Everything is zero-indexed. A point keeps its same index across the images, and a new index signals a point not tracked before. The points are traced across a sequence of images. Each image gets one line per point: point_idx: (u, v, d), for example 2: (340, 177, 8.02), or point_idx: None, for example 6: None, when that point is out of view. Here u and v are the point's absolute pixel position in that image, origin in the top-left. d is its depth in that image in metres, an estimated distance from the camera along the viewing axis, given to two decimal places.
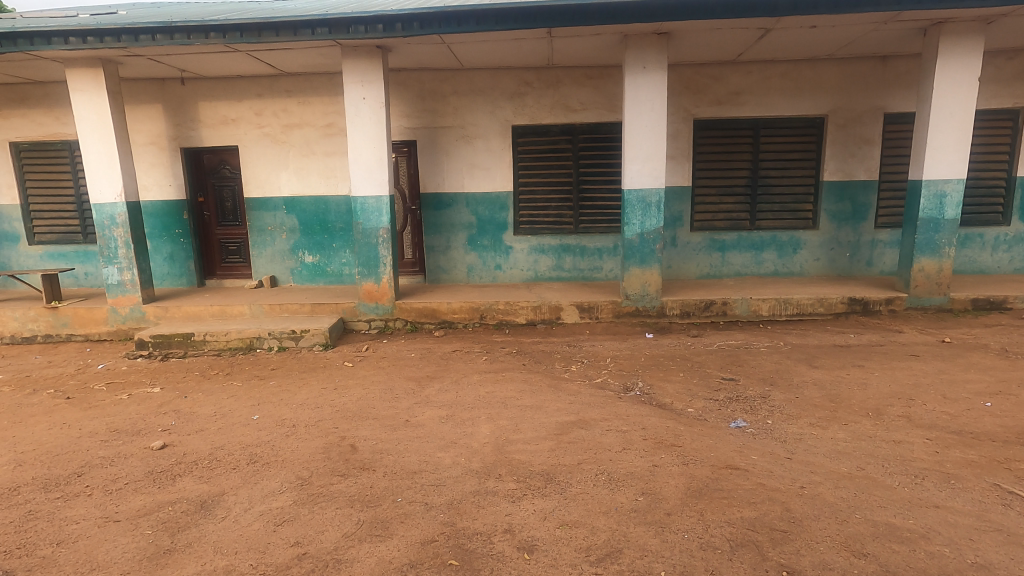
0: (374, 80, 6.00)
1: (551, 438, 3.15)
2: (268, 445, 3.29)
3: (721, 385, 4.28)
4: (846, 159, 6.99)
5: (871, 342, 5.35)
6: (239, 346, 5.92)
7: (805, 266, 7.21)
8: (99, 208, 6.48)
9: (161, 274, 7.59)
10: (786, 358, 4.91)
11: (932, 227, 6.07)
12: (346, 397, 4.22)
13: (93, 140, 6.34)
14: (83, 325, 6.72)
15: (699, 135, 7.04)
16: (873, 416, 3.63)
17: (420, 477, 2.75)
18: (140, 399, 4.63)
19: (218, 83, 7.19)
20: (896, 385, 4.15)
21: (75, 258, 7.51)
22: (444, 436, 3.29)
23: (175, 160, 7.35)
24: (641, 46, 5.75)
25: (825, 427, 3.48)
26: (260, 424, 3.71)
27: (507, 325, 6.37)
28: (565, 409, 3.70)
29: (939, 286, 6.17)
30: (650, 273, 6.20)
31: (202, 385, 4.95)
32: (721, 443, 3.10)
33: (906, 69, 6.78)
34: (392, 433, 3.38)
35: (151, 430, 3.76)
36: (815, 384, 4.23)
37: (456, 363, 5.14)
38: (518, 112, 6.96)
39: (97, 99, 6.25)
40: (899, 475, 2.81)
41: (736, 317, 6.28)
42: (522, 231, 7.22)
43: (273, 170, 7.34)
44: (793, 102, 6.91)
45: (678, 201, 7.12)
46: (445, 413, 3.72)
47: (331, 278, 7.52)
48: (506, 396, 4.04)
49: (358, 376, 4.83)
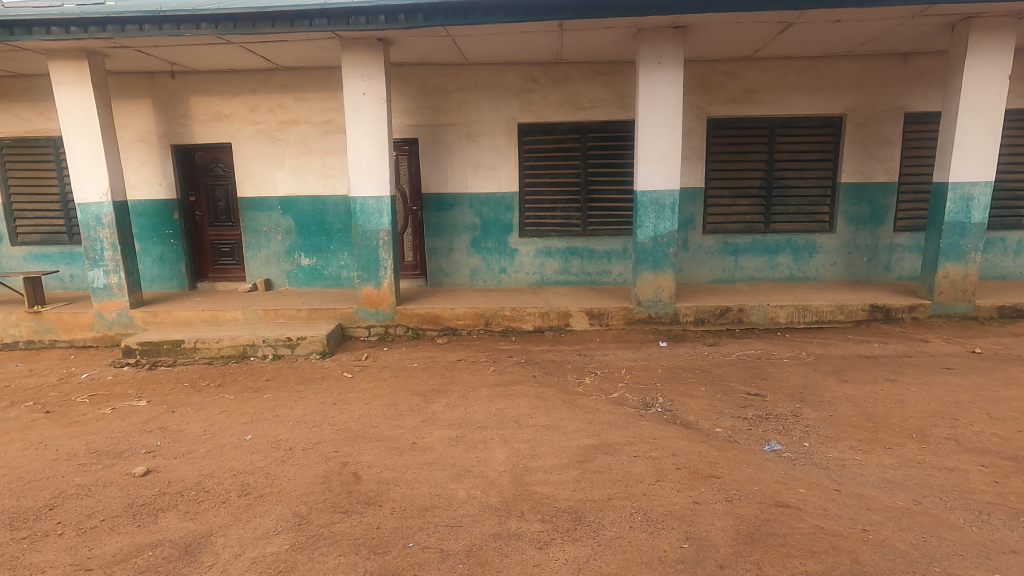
0: (375, 74, 5.70)
1: (574, 467, 2.87)
2: (261, 473, 2.99)
3: (748, 402, 3.99)
4: (865, 160, 6.73)
5: (898, 352, 5.09)
6: (232, 354, 5.66)
7: (821, 271, 6.95)
8: (84, 208, 6.15)
9: (151, 276, 7.28)
10: (813, 371, 4.63)
11: (957, 231, 5.81)
12: (346, 415, 3.92)
13: (77, 136, 6.01)
14: (67, 331, 6.39)
15: (713, 134, 6.77)
16: (919, 439, 3.35)
17: (432, 515, 2.46)
18: (126, 414, 4.36)
19: (211, 77, 6.87)
20: (936, 402, 3.88)
21: (60, 259, 7.18)
22: (456, 463, 3.01)
23: (165, 157, 7.03)
24: (656, 40, 5.45)
25: (869, 452, 3.20)
26: (253, 446, 3.42)
27: (514, 332, 6.08)
28: (585, 431, 3.41)
29: (964, 293, 5.91)
30: (663, 278, 5.91)
31: (193, 398, 4.68)
32: (763, 472, 2.82)
33: (928, 66, 6.53)
34: (398, 459, 3.09)
35: (134, 453, 3.47)
36: (848, 401, 3.95)
37: (463, 374, 4.85)
38: (524, 110, 6.66)
39: (80, 93, 5.92)
40: (962, 512, 2.55)
41: (753, 324, 6.01)
42: (528, 233, 6.93)
43: (268, 169, 7.02)
44: (810, 100, 6.63)
45: (690, 203, 6.86)
46: (455, 435, 3.43)
47: (329, 281, 7.22)
48: (520, 414, 3.75)
49: (358, 390, 4.55)
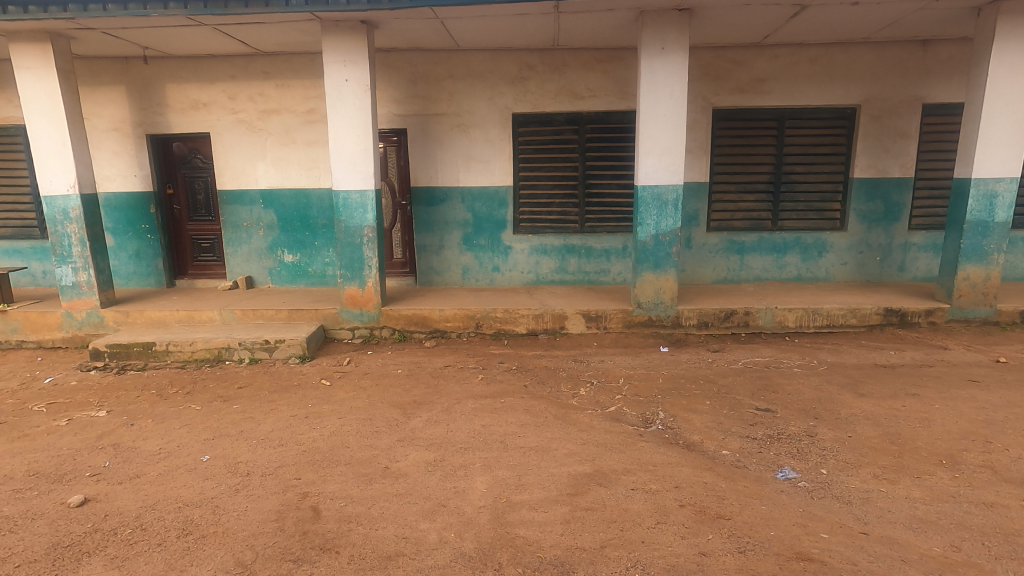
0: (358, 59, 5.31)
1: (564, 503, 2.53)
2: (210, 505, 2.64)
3: (758, 420, 3.64)
4: (879, 154, 6.34)
5: (918, 362, 4.74)
6: (206, 357, 5.31)
7: (831, 271, 6.59)
8: (50, 201, 5.79)
9: (126, 273, 6.92)
10: (826, 383, 4.27)
11: (980, 231, 5.44)
12: (316, 432, 3.57)
13: (42, 124, 5.63)
14: (35, 331, 6.04)
15: (719, 126, 6.39)
16: (949, 466, 3.00)
17: (396, 567, 2.12)
18: (80, 427, 4.01)
19: (188, 63, 6.48)
20: (965, 421, 3.53)
21: (31, 254, 6.81)
22: (431, 495, 2.66)
23: (140, 147, 6.65)
24: (660, 23, 5.06)
25: (895, 482, 2.85)
26: (207, 469, 3.07)
27: (506, 335, 5.72)
28: (577, 455, 3.05)
29: (985, 296, 5.56)
30: (665, 279, 5.55)
31: (157, 408, 4.33)
32: (779, 511, 2.47)
33: (949, 55, 6.13)
34: (365, 489, 2.74)
35: (77, 476, 3.13)
36: (868, 420, 3.60)
37: (449, 384, 4.49)
38: (519, 99, 6.28)
39: (44, 78, 5.54)
40: (1009, 562, 2.21)
41: (759, 328, 5.65)
42: (522, 230, 6.57)
43: (248, 161, 6.65)
44: (823, 90, 6.25)
45: (694, 199, 6.48)
46: (433, 458, 3.09)
47: (313, 279, 6.87)
48: (506, 434, 3.40)
49: (334, 402, 4.20)
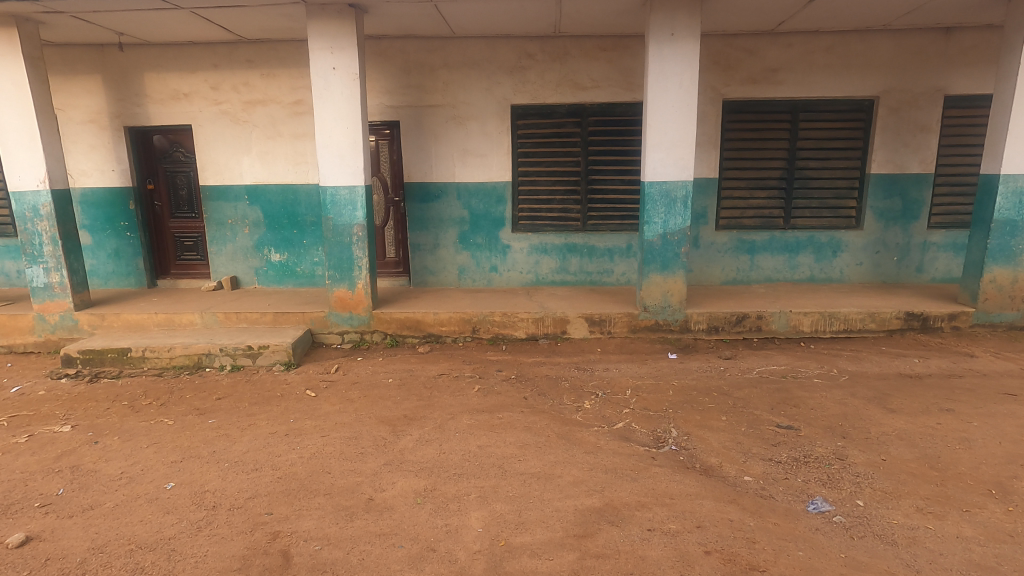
0: (346, 46, 4.95)
1: (570, 549, 2.22)
2: (166, 549, 2.32)
3: (780, 439, 3.31)
4: (898, 149, 6.01)
5: (946, 372, 4.41)
6: (185, 364, 4.97)
7: (846, 272, 6.26)
8: (19, 197, 5.43)
9: (105, 273, 6.57)
10: (851, 396, 3.94)
11: (1008, 231, 5.11)
12: (296, 454, 3.24)
13: (8, 115, 5.27)
14: (5, 335, 5.69)
15: (729, 118, 6.05)
16: (1000, 497, 2.68)
17: None
18: (40, 445, 3.67)
19: (168, 50, 6.11)
20: (1008, 442, 3.21)
21: (5, 253, 6.45)
22: (418, 535, 2.34)
23: (118, 140, 6.29)
24: (669, 8, 4.71)
25: (942, 517, 2.53)
26: (170, 500, 2.74)
27: (505, 340, 5.40)
28: (584, 484, 2.73)
29: (1012, 300, 5.24)
30: (673, 281, 5.21)
31: (126, 423, 3.99)
32: (817, 560, 2.16)
33: (973, 43, 5.80)
34: (344, 527, 2.41)
35: (24, 508, 2.79)
36: (901, 440, 3.28)
37: (443, 396, 4.15)
38: (518, 90, 5.92)
39: (9, 66, 5.17)
40: None
41: (773, 333, 5.32)
42: (521, 228, 6.23)
43: (232, 155, 6.29)
44: (839, 80, 5.90)
45: (702, 195, 6.14)
46: (422, 487, 2.76)
47: (302, 279, 6.52)
48: (505, 457, 3.07)
49: (318, 416, 3.86)
